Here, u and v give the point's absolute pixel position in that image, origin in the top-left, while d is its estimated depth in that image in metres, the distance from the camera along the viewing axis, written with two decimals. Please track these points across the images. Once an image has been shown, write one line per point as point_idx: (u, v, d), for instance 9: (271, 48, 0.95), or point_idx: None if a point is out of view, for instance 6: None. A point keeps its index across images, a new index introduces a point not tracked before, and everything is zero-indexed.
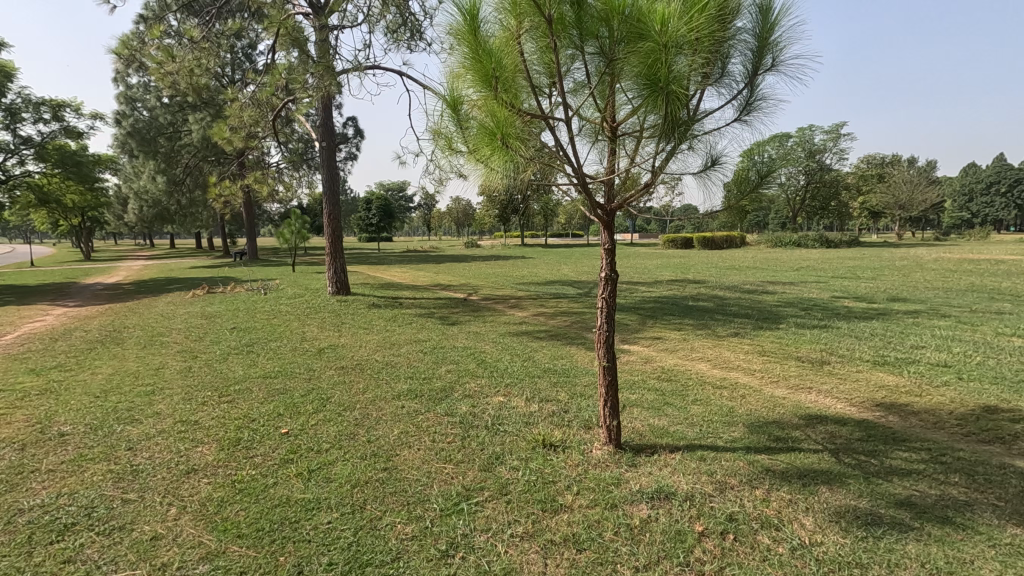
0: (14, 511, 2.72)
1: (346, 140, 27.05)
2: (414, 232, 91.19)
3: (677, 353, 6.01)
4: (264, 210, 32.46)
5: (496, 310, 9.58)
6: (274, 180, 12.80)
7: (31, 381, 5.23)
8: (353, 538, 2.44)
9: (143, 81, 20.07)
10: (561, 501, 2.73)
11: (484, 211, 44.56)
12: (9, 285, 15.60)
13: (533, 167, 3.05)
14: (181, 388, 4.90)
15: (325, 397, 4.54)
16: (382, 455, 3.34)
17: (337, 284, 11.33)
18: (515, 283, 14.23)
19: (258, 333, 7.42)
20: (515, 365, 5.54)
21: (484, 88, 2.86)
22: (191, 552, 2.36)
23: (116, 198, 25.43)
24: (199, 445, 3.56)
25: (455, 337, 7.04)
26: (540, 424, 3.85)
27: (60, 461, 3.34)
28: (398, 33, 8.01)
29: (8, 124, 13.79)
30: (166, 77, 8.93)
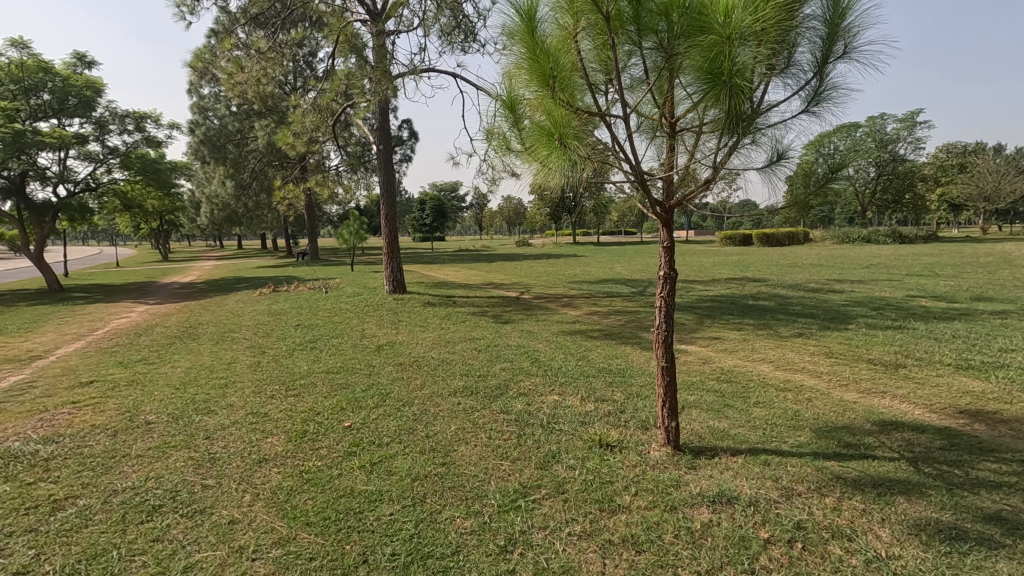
0: (109, 492, 2.97)
1: (402, 142, 27.76)
2: (467, 232, 92.37)
3: (737, 354, 5.83)
4: (324, 212, 33.80)
5: (549, 309, 9.61)
6: (334, 183, 13.30)
7: (120, 373, 5.68)
8: (415, 530, 2.51)
9: (213, 91, 21.32)
10: (620, 501, 2.71)
11: (535, 210, 44.60)
12: (99, 285, 16.92)
13: (589, 166, 3.04)
14: (251, 381, 5.18)
15: (385, 393, 4.69)
16: (440, 450, 3.42)
17: (394, 283, 11.64)
18: (566, 283, 13.93)
19: (320, 330, 7.73)
20: (569, 364, 5.52)
21: (541, 88, 2.88)
22: (265, 537, 2.50)
23: (190, 202, 27.12)
24: (269, 437, 3.75)
25: (509, 336, 7.08)
26: (596, 423, 3.82)
27: (147, 447, 3.61)
28: (453, 36, 8.15)
29: (97, 135, 14.95)
30: (236, 87, 9.47)
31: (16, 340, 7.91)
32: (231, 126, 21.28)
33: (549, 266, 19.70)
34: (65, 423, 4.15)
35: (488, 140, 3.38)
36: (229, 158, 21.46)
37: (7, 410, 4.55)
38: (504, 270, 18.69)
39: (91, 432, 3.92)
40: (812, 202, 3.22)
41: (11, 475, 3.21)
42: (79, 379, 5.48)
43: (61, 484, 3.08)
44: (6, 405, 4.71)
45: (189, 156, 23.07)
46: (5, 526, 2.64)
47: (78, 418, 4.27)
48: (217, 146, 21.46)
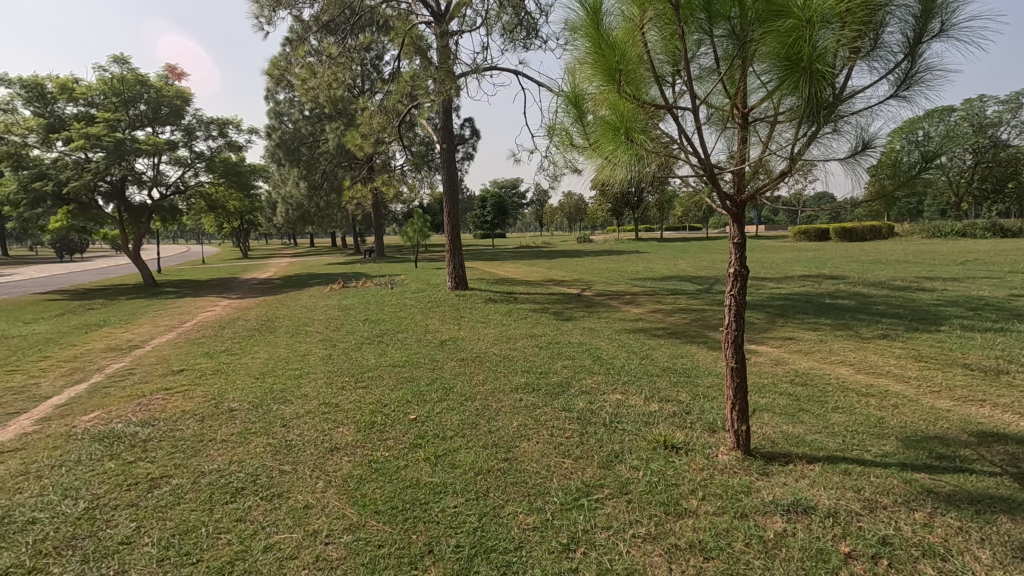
0: (199, 472, 3.21)
1: (464, 140, 28.23)
2: (528, 229, 92.76)
3: (813, 355, 5.52)
4: (390, 210, 34.97)
5: (610, 306, 9.48)
6: (399, 182, 13.70)
7: (206, 363, 6.11)
8: (478, 523, 2.55)
9: (288, 97, 22.54)
10: (686, 505, 2.63)
11: (596, 205, 44.15)
12: (187, 281, 18.29)
13: (656, 160, 2.96)
14: (323, 373, 5.44)
15: (448, 387, 4.79)
16: (502, 446, 3.44)
17: (456, 279, 11.86)
18: (629, 279, 13.69)
19: (386, 325, 7.99)
20: (632, 362, 5.42)
21: (607, 82, 2.84)
22: (337, 522, 2.61)
23: (268, 203, 28.82)
24: (340, 426, 3.92)
25: (571, 333, 7.04)
26: (661, 424, 3.73)
27: (231, 433, 3.87)
28: (515, 33, 8.17)
29: (186, 141, 16.13)
30: (309, 92, 9.95)
31: (119, 330, 8.70)
32: (305, 129, 22.38)
33: (611, 263, 19.44)
34: (161, 407, 4.53)
35: (551, 137, 3.38)
36: (302, 160, 22.64)
37: (111, 393, 5.01)
38: (564, 267, 18.59)
39: (182, 416, 4.25)
40: (898, 195, 3.00)
41: (116, 454, 3.53)
42: (171, 367, 5.97)
43: (157, 464, 3.36)
44: (110, 389, 5.18)
45: (266, 159, 24.51)
46: (111, 499, 2.91)
47: (171, 403, 4.65)
48: (292, 149, 22.65)
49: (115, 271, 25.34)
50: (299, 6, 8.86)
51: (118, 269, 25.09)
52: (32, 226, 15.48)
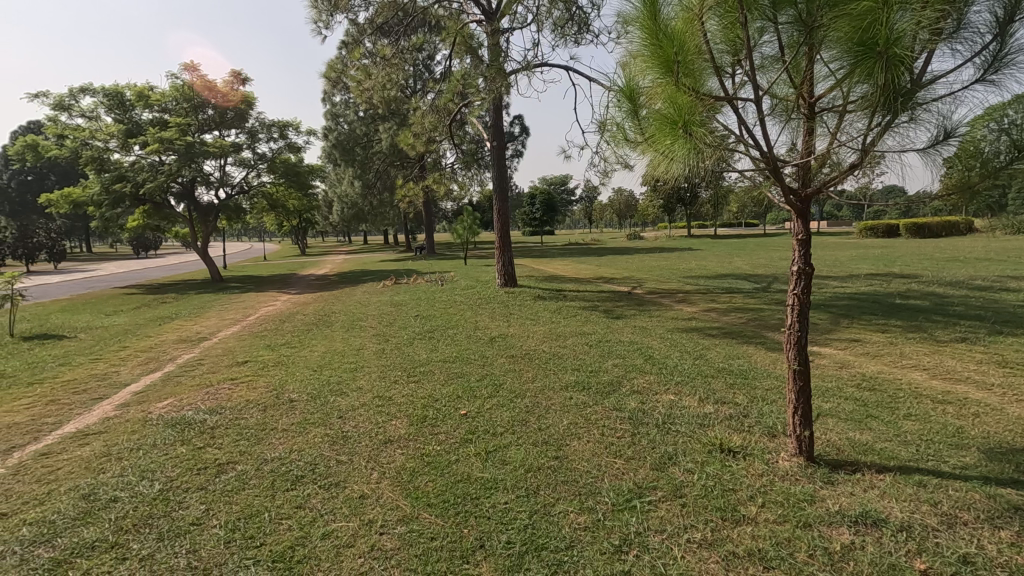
0: (262, 460, 3.36)
1: (513, 138, 28.34)
2: (576, 226, 92.20)
3: (882, 359, 5.21)
4: (440, 208, 35.53)
5: (662, 304, 9.28)
6: (450, 180, 13.90)
7: (268, 355, 6.40)
8: (529, 520, 2.55)
9: (344, 99, 23.28)
10: (744, 512, 2.54)
11: (647, 202, 43.32)
12: (250, 276, 19.21)
13: (715, 154, 2.87)
14: (377, 367, 5.59)
15: (498, 383, 4.82)
16: (553, 443, 3.43)
17: (505, 276, 11.92)
18: (681, 277, 13.36)
19: (437, 321, 8.13)
20: (686, 362, 5.28)
21: (664, 74, 2.78)
22: (391, 513, 2.67)
23: (324, 202, 29.89)
24: (393, 419, 4.02)
25: (621, 331, 6.94)
26: (716, 427, 3.61)
27: (291, 422, 4.03)
28: (566, 28, 8.10)
29: (249, 143, 16.90)
30: (364, 92, 10.24)
31: (189, 323, 9.24)
32: (360, 130, 23.06)
33: (662, 260, 19.05)
34: (227, 396, 4.77)
35: (606, 133, 3.35)
36: (357, 159, 23.34)
37: (183, 382, 5.34)
38: (614, 264, 18.35)
39: (247, 405, 4.47)
40: (982, 187, 2.77)
41: (186, 439, 3.75)
42: (236, 358, 6.29)
43: (224, 451, 3.54)
44: (181, 378, 5.52)
45: (323, 159, 25.42)
46: (183, 482, 3.09)
47: (236, 392, 4.89)
48: (348, 149, 23.40)
49: (157, 270, 24.19)
50: (355, 10, 9.10)
51: (154, 271, 24.17)
52: (112, 225, 16.65)
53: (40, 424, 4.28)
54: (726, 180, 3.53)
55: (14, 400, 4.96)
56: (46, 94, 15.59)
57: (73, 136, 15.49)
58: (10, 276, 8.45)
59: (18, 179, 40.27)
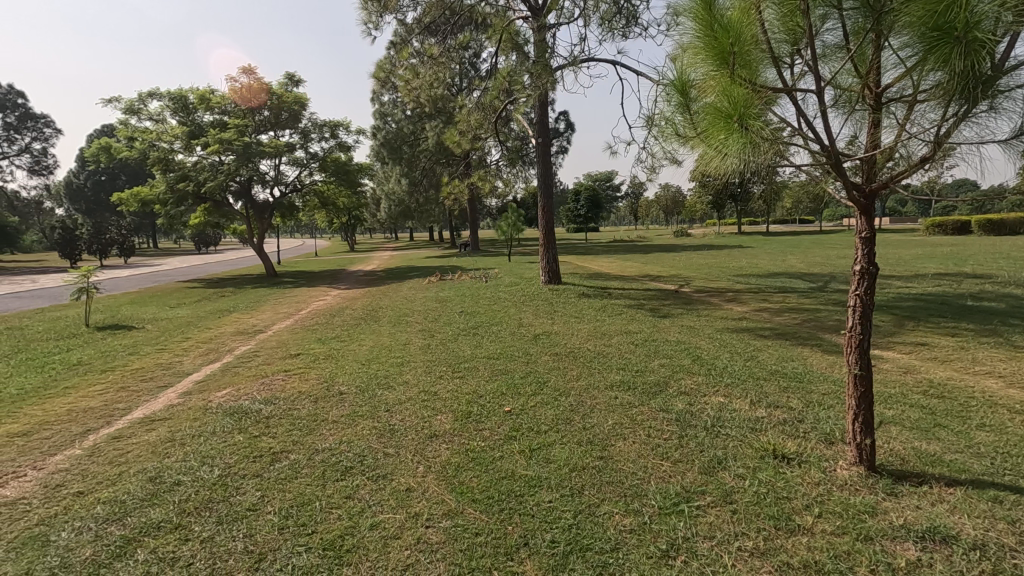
0: (313, 450, 3.47)
1: (559, 134, 28.23)
2: (621, 223, 91.03)
3: (951, 364, 4.90)
4: (485, 205, 35.79)
5: (711, 303, 9.03)
6: (495, 177, 13.96)
7: (319, 348, 6.61)
8: (574, 520, 2.53)
9: (392, 98, 23.76)
10: (799, 521, 2.44)
11: (695, 198, 42.26)
12: (302, 272, 19.91)
13: (772, 148, 2.76)
14: (423, 362, 5.68)
15: (542, 381, 4.81)
16: (598, 444, 3.39)
17: (550, 273, 11.88)
18: (731, 276, 12.97)
19: (481, 317, 8.20)
20: (736, 364, 5.13)
21: (718, 67, 2.70)
22: (437, 507, 2.71)
23: (373, 199, 30.62)
24: (438, 414, 4.07)
25: (668, 330, 6.80)
26: (769, 432, 3.48)
27: (341, 414, 4.15)
28: (614, 22, 7.97)
29: (302, 143, 17.48)
30: (412, 91, 10.42)
31: (246, 316, 9.65)
32: (407, 129, 23.47)
33: (711, 258, 18.54)
34: (281, 387, 4.96)
35: (656, 128, 3.28)
36: (404, 158, 23.77)
37: (240, 373, 5.58)
38: (661, 262, 17.98)
39: (299, 397, 4.63)
40: None
41: (243, 428, 3.91)
42: (289, 350, 6.53)
43: (278, 440, 3.68)
44: (238, 369, 5.77)
45: (372, 158, 26.04)
46: (241, 469, 3.23)
47: (289, 384, 5.08)
48: (395, 148, 23.88)
49: (186, 270, 22.58)
50: (403, 11, 9.25)
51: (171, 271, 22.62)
52: (176, 222, 17.57)
53: (111, 409, 4.56)
54: (781, 174, 3.40)
55: (89, 386, 5.31)
56: (119, 99, 16.61)
57: (142, 139, 16.42)
58: (86, 270, 9.05)
59: (94, 179, 43.12)
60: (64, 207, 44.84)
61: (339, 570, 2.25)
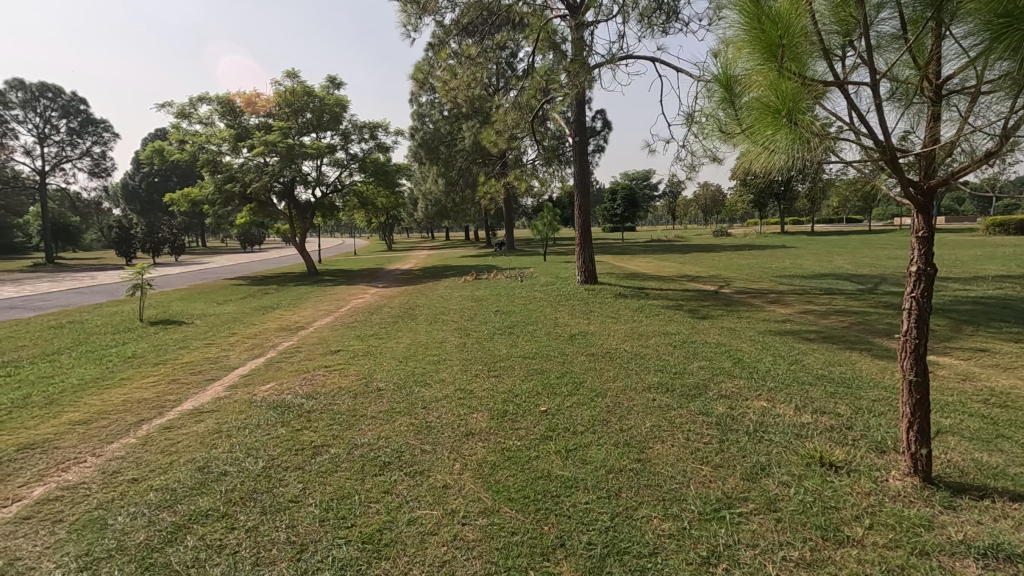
0: (353, 444, 3.54)
1: (595, 133, 28.00)
2: (658, 222, 89.78)
3: (1015, 372, 4.61)
4: (520, 204, 35.83)
5: (753, 305, 8.78)
6: (531, 176, 13.96)
7: (358, 345, 6.75)
8: (611, 523, 2.50)
9: (430, 99, 24.03)
10: (848, 533, 2.35)
11: (736, 197, 41.23)
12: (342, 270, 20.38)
13: (822, 144, 2.66)
14: (459, 360, 5.72)
15: (578, 381, 4.77)
16: (635, 446, 3.34)
17: (586, 273, 11.81)
18: (774, 277, 12.60)
19: (517, 317, 8.20)
20: (779, 367, 4.97)
21: (765, 60, 2.63)
22: (473, 505, 2.72)
23: (410, 199, 31.09)
24: (474, 412, 4.09)
25: (707, 332, 6.65)
26: (816, 438, 3.36)
27: (380, 410, 4.22)
28: (653, 18, 7.82)
29: (343, 144, 17.87)
30: (449, 92, 10.53)
31: (288, 313, 9.94)
32: (444, 129, 23.70)
33: (753, 258, 18.04)
34: (321, 383, 5.09)
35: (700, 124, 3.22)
36: (441, 158, 24.04)
37: (283, 368, 5.75)
38: (700, 262, 17.61)
39: (339, 392, 4.74)
40: None
41: (286, 422, 4.02)
42: (330, 347, 6.69)
43: (319, 434, 3.77)
44: (282, 364, 5.94)
45: (410, 158, 26.42)
46: (284, 461, 3.32)
47: (330, 379, 5.20)
48: (433, 148, 24.16)
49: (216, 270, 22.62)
50: (441, 12, 9.32)
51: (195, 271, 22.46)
52: (224, 222, 18.24)
53: (164, 400, 4.77)
54: (831, 171, 3.28)
55: (143, 378, 5.57)
56: (171, 104, 17.37)
57: (192, 142, 17.11)
58: (141, 267, 9.48)
59: (148, 180, 45.21)
60: (121, 207, 47.15)
61: (377, 564, 2.29)
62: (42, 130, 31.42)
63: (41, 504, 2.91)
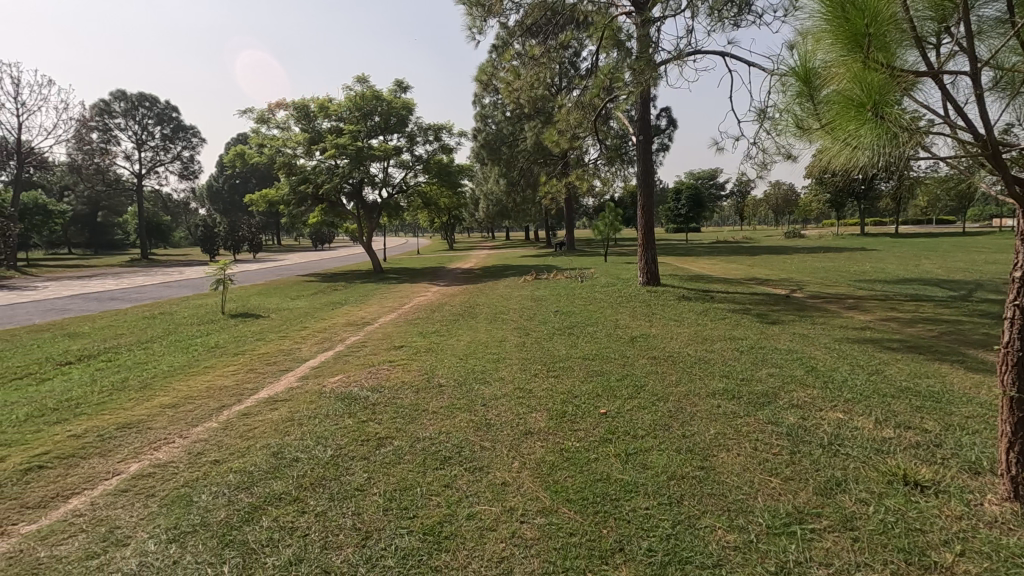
0: (415, 438, 3.63)
1: (660, 130, 27.35)
2: (726, 221, 86.67)
3: None
4: (581, 204, 35.57)
5: (828, 311, 8.30)
6: (593, 176, 13.82)
7: (421, 341, 6.93)
8: (672, 530, 2.44)
9: (493, 100, 24.26)
10: (935, 558, 2.18)
11: (811, 196, 39.11)
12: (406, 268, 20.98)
13: (912, 137, 2.51)
14: (518, 359, 5.75)
15: (639, 385, 4.68)
16: (698, 453, 3.24)
17: (648, 274, 11.59)
18: (852, 281, 11.87)
19: (577, 317, 8.14)
20: (858, 377, 4.68)
21: (847, 50, 2.54)
22: (531, 503, 2.73)
23: (472, 199, 31.57)
24: (533, 412, 4.09)
25: (778, 338, 6.35)
26: (899, 455, 3.14)
27: (441, 405, 4.32)
28: (724, 11, 7.54)
29: (409, 146, 18.38)
30: (512, 92, 10.62)
31: (355, 308, 10.35)
32: (506, 130, 23.90)
33: (830, 261, 17.06)
34: (386, 376, 5.27)
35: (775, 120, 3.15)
36: (503, 158, 24.26)
37: (351, 361, 6.00)
38: (770, 264, 16.84)
39: (402, 386, 4.89)
40: None
41: (353, 413, 4.19)
42: (394, 342, 6.91)
43: (384, 426, 3.90)
44: (349, 357, 6.20)
45: (472, 159, 26.82)
46: (351, 450, 3.46)
47: (394, 373, 5.38)
48: (495, 149, 24.43)
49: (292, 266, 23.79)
50: (506, 14, 9.39)
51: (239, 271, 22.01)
52: (298, 221, 19.21)
53: (243, 388, 5.10)
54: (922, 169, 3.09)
55: (224, 367, 5.96)
56: (253, 110, 18.50)
57: (270, 145, 18.11)
58: (223, 263, 10.15)
59: (230, 182, 48.38)
60: (206, 207, 50.69)
61: (438, 555, 2.35)
62: (140, 136, 34.28)
63: (137, 479, 3.18)
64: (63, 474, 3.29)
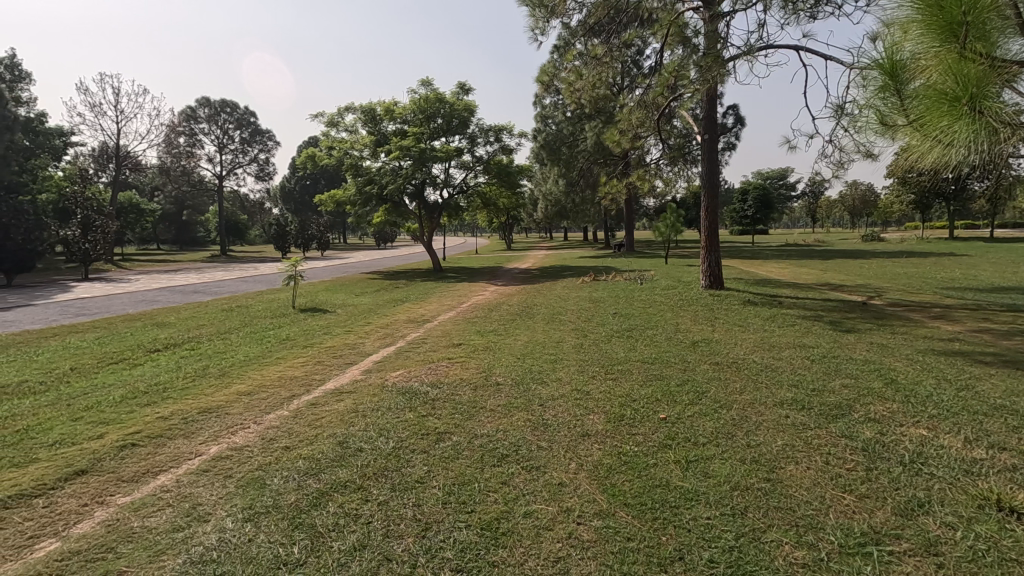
0: (473, 435, 3.69)
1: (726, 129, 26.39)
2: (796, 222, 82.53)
3: None
4: (641, 204, 34.85)
5: (911, 319, 7.73)
6: (654, 176, 13.53)
7: (479, 339, 7.01)
8: (735, 542, 2.36)
9: (554, 100, 24.19)
10: None
11: (893, 196, 36.52)
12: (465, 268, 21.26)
13: (1008, 131, 2.90)
14: (576, 360, 5.73)
15: (700, 391, 4.55)
16: (764, 464, 3.12)
17: (711, 276, 11.21)
18: (941, 288, 10.98)
19: (637, 320, 8.00)
20: (944, 392, 4.34)
21: (944, 44, 2.96)
22: (589, 506, 2.71)
23: (531, 199, 31.62)
24: (591, 413, 4.08)
25: (853, 347, 6.00)
26: (990, 478, 2.89)
27: (498, 404, 4.36)
28: (799, 3, 7.20)
29: (470, 146, 18.67)
30: (574, 92, 10.61)
31: (416, 306, 10.60)
32: (566, 130, 23.81)
33: (914, 267, 15.82)
34: (445, 373, 5.39)
35: (864, 116, 3.56)
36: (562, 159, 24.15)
37: (411, 357, 6.16)
38: (846, 269, 15.82)
39: (461, 383, 4.99)
40: None
41: (413, 407, 4.31)
42: (452, 340, 7.03)
43: (443, 421, 3.99)
44: (410, 353, 6.37)
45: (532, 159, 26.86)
46: (412, 444, 3.56)
47: (452, 370, 5.49)
48: (555, 149, 24.37)
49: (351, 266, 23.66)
50: (569, 14, 9.36)
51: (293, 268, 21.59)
52: (362, 220, 19.91)
53: (311, 379, 5.36)
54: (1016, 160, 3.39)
55: (294, 358, 6.29)
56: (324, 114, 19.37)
57: (339, 148, 18.91)
58: (294, 261, 10.66)
59: (302, 182, 50.83)
60: (279, 206, 53.53)
61: (495, 550, 2.38)
62: (221, 140, 36.55)
63: (216, 460, 3.41)
64: (152, 453, 3.57)
